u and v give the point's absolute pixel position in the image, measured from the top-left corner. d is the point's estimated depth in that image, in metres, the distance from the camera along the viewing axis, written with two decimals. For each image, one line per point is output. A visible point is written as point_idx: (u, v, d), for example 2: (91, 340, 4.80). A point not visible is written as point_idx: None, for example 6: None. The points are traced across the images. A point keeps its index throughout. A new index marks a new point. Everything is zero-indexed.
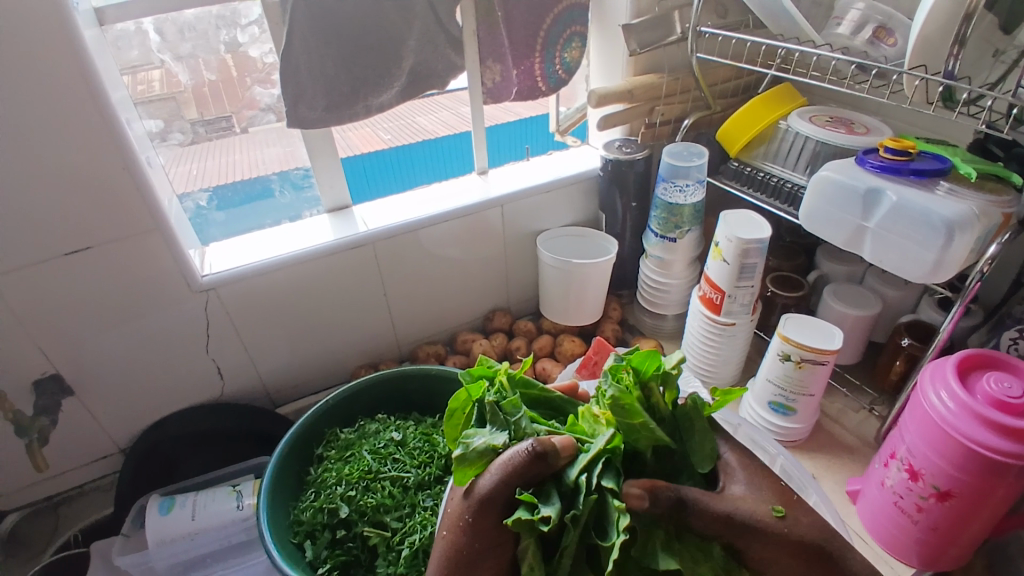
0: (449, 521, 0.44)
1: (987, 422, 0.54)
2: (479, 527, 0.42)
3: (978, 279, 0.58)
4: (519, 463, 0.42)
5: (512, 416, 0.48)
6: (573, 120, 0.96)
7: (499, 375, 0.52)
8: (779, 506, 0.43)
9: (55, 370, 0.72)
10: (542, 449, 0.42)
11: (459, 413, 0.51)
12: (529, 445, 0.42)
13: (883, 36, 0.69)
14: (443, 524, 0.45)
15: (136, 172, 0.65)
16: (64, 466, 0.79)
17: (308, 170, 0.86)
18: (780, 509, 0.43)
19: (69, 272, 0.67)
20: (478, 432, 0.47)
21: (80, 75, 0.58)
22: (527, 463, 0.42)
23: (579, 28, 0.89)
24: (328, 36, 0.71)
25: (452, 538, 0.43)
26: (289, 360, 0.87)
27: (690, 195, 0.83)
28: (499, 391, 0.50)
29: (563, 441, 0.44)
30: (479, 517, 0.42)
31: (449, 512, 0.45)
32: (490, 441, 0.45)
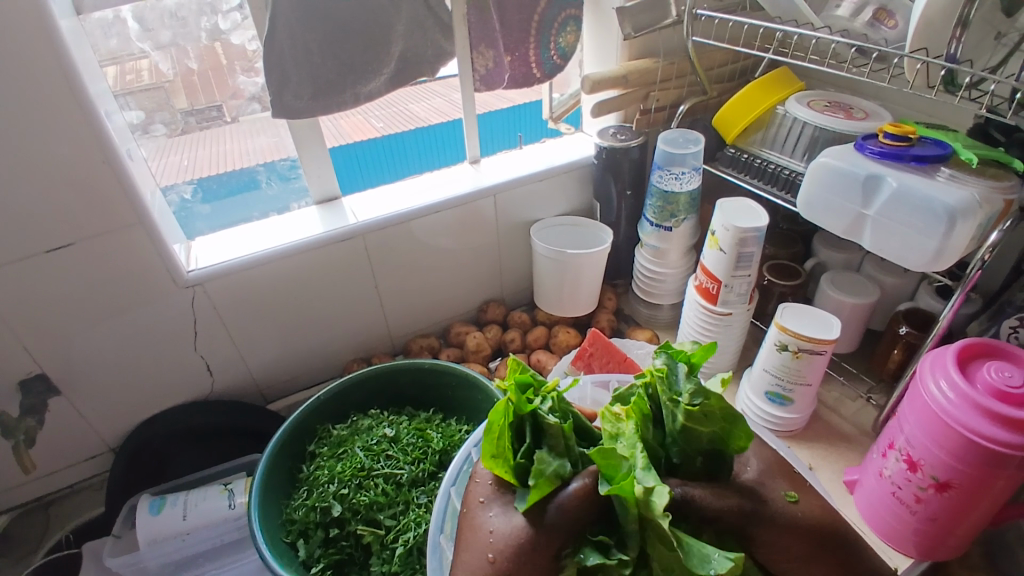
0: (501, 548, 0.42)
1: (986, 413, 0.54)
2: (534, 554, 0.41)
3: (979, 267, 0.57)
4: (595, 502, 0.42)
5: (573, 442, 0.47)
6: (567, 106, 0.95)
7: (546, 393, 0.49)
8: (790, 491, 0.44)
9: (40, 369, 0.70)
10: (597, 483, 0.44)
11: (496, 425, 0.47)
12: (590, 478, 0.44)
13: (884, 18, 0.67)
14: (490, 547, 0.42)
15: (116, 166, 0.63)
16: (53, 466, 0.78)
17: (295, 160, 0.83)
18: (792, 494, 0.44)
19: (52, 269, 0.65)
20: (545, 455, 0.45)
21: (53, 64, 0.56)
22: (596, 496, 0.43)
23: (575, 12, 0.86)
24: (314, 22, 0.69)
25: (501, 564, 0.41)
26: (280, 353, 0.85)
27: (686, 183, 0.81)
28: (554, 410, 0.48)
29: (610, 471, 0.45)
30: (545, 549, 0.41)
31: (495, 533, 0.43)
32: (559, 467, 0.44)
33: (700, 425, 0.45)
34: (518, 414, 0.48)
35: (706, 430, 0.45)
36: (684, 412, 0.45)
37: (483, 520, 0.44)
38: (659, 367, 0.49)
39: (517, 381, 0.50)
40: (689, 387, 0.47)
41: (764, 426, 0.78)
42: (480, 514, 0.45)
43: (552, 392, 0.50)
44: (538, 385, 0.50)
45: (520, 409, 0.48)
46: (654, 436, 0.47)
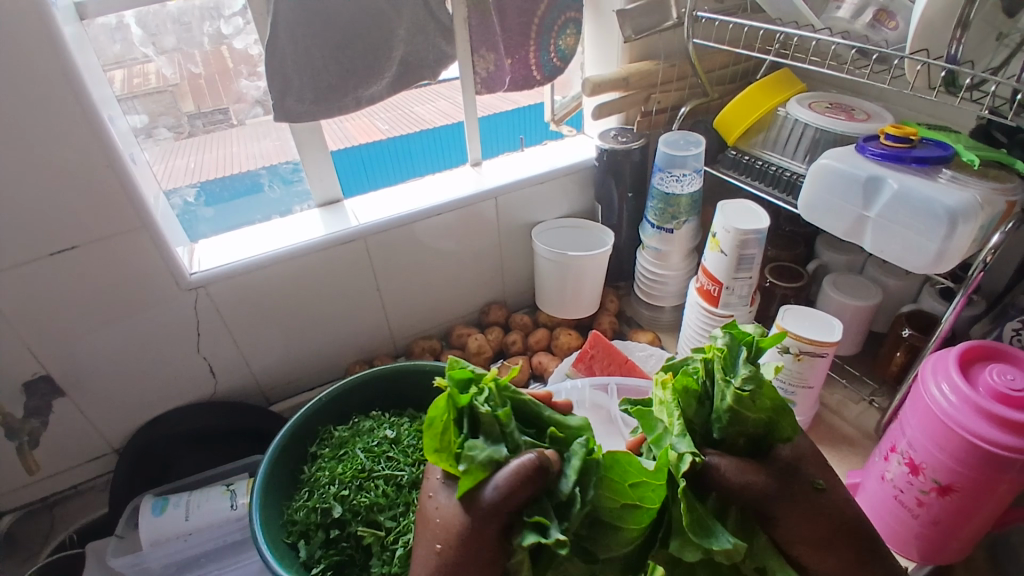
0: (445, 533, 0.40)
1: (988, 415, 0.53)
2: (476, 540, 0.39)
3: (981, 269, 0.56)
4: (526, 477, 0.38)
5: (509, 428, 0.42)
6: (568, 109, 0.96)
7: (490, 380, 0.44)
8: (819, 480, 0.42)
9: (45, 371, 0.71)
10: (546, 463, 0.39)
11: (439, 419, 0.42)
12: (532, 456, 0.39)
13: (884, 19, 0.67)
14: (436, 535, 0.41)
15: (120, 169, 0.63)
16: (57, 467, 0.78)
17: (298, 163, 0.84)
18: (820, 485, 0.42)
19: (57, 271, 0.66)
20: (477, 442, 0.40)
21: (58, 69, 0.57)
22: (534, 478, 0.38)
23: (575, 15, 0.86)
24: (315, 27, 0.69)
25: (445, 548, 0.40)
26: (282, 355, 0.86)
27: (687, 185, 0.81)
28: (491, 400, 0.43)
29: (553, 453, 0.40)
30: (483, 528, 0.39)
31: (441, 518, 0.41)
32: (491, 453, 0.40)
33: (750, 408, 0.42)
34: (456, 406, 0.43)
35: (755, 415, 0.42)
36: (732, 393, 0.42)
37: (430, 509, 0.42)
38: (721, 347, 0.46)
39: (454, 375, 0.44)
40: (745, 371, 0.43)
41: None
42: (430, 500, 0.43)
43: (490, 379, 0.44)
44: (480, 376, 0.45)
45: (456, 402, 0.42)
46: (700, 413, 0.45)
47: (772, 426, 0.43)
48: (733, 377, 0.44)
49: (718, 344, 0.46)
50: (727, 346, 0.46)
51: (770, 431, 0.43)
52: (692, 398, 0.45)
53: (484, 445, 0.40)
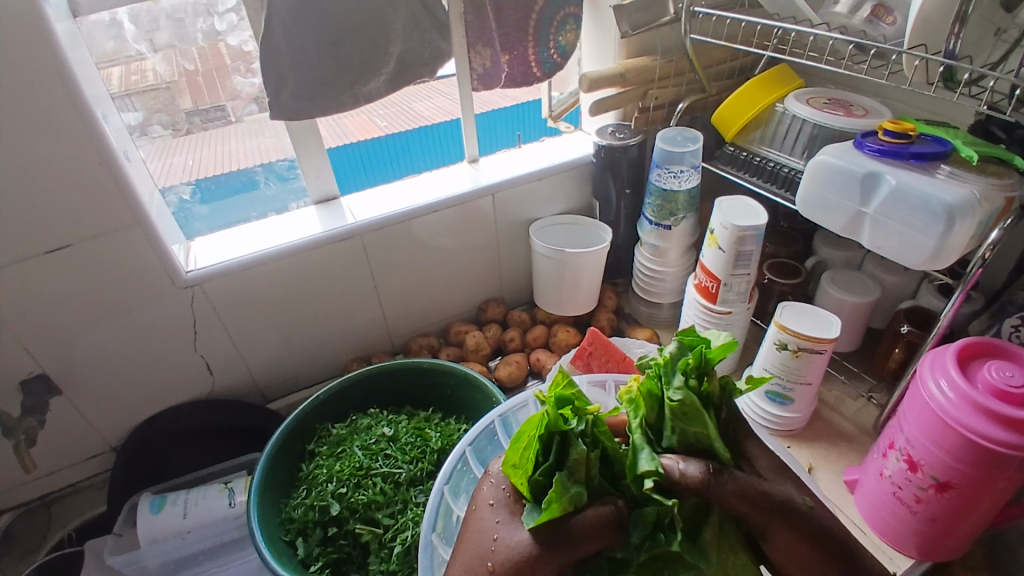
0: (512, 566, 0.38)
1: (986, 412, 0.53)
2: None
3: (979, 265, 0.56)
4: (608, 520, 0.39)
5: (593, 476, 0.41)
6: (567, 105, 0.93)
7: (587, 412, 0.43)
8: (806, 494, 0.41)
9: (41, 369, 0.71)
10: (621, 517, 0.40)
11: (527, 436, 0.42)
12: (611, 508, 0.40)
13: (881, 15, 0.67)
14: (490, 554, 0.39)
15: (115, 167, 0.63)
16: (55, 466, 0.78)
17: (294, 160, 0.83)
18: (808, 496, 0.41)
19: (52, 269, 0.66)
20: (564, 477, 0.40)
21: (50, 67, 0.56)
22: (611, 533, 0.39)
23: (573, 10, 0.85)
24: (311, 24, 0.69)
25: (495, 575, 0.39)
26: (280, 353, 0.86)
27: (684, 181, 0.81)
28: (587, 436, 0.42)
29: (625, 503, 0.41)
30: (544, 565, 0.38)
31: (500, 540, 0.40)
32: (577, 493, 0.39)
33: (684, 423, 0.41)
34: (548, 429, 0.42)
35: (693, 429, 0.41)
36: (664, 406, 0.41)
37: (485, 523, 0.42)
38: (664, 355, 0.44)
39: (560, 395, 0.43)
40: (680, 380, 0.42)
41: (765, 425, 0.78)
42: (487, 516, 0.42)
43: (591, 410, 0.43)
44: (581, 403, 0.43)
45: (553, 426, 0.41)
46: (654, 419, 0.43)
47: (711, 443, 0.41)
48: (668, 386, 0.42)
49: (664, 353, 0.44)
50: (674, 354, 0.44)
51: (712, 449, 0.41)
52: (649, 408, 0.43)
53: (570, 481, 0.40)
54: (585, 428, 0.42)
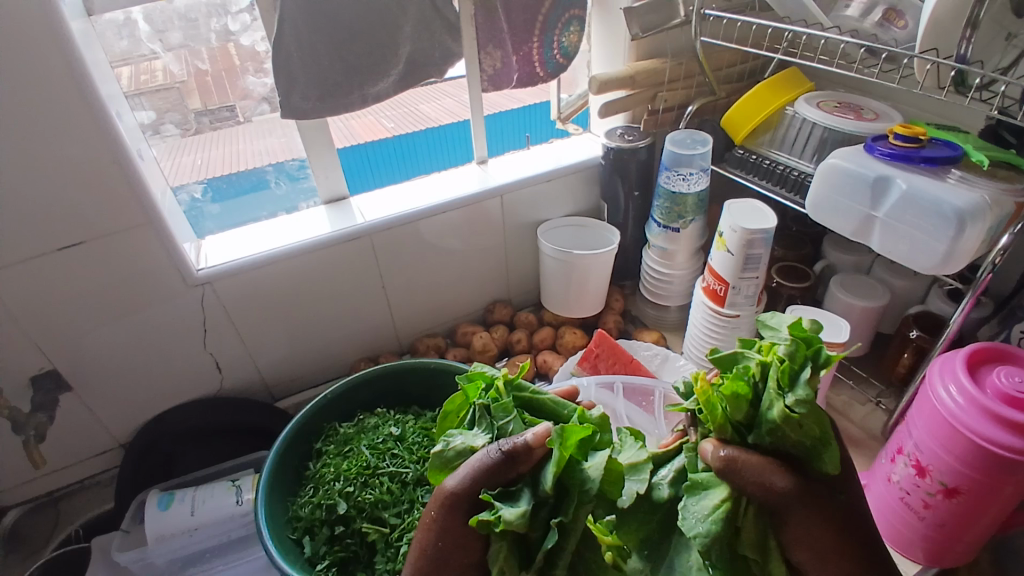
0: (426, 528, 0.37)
1: (996, 418, 0.53)
2: (444, 531, 0.36)
3: (990, 270, 0.56)
4: (486, 461, 0.36)
5: (499, 420, 0.41)
6: (575, 107, 0.93)
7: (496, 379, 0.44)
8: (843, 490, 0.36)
9: (52, 366, 0.71)
10: (512, 450, 0.36)
11: (454, 414, 0.46)
12: (494, 448, 0.36)
13: (893, 18, 0.67)
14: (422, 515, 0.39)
15: (126, 166, 0.64)
16: (63, 463, 0.79)
17: (304, 161, 0.84)
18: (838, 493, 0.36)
19: (64, 267, 0.66)
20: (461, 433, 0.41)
21: (65, 65, 0.57)
22: (496, 467, 0.36)
23: (577, 12, 0.86)
24: (322, 24, 0.69)
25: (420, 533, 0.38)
26: (288, 352, 0.86)
27: (693, 184, 0.81)
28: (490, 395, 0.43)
29: (537, 434, 0.36)
30: (442, 512, 0.36)
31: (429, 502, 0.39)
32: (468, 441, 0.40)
33: (793, 432, 0.33)
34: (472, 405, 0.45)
35: (797, 439, 0.33)
36: (778, 412, 0.33)
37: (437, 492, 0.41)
38: (781, 356, 0.35)
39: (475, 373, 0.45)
40: (802, 391, 0.34)
41: None
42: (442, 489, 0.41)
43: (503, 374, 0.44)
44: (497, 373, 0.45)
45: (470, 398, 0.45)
46: (742, 418, 0.35)
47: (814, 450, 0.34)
48: (784, 393, 0.34)
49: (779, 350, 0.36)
50: (790, 352, 0.36)
51: (811, 457, 0.34)
52: (738, 406, 0.35)
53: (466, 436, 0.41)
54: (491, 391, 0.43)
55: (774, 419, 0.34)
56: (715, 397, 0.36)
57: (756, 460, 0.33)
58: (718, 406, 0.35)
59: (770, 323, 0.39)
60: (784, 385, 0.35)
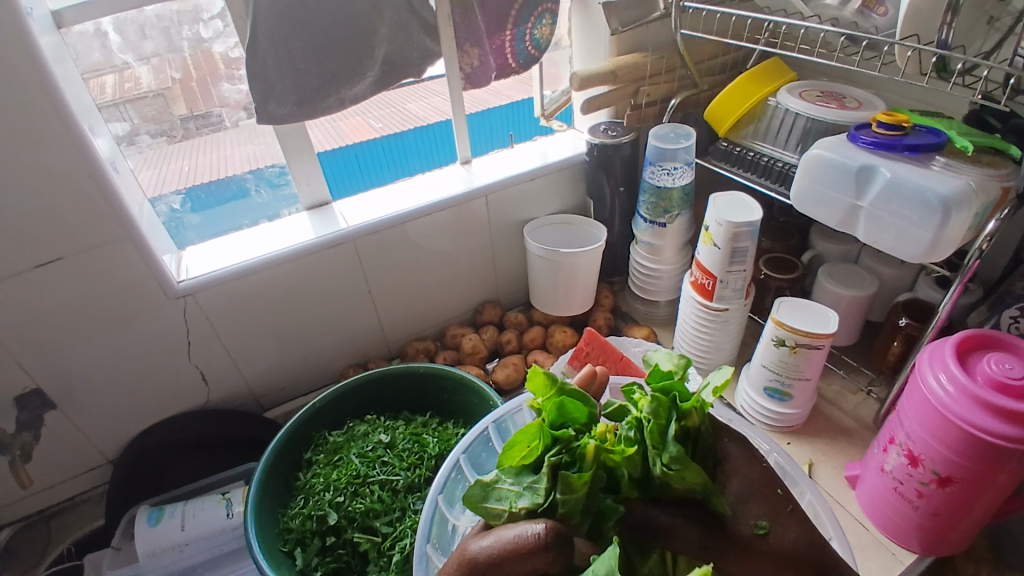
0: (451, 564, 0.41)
1: (987, 406, 0.53)
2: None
3: (977, 257, 0.56)
4: (515, 549, 0.38)
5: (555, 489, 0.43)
6: (559, 104, 0.94)
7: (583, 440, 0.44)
8: (761, 521, 0.42)
9: (35, 385, 0.70)
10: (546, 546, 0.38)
11: (522, 444, 0.46)
12: (539, 531, 0.38)
13: (873, 5, 0.66)
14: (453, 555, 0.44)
15: (101, 180, 0.62)
16: (51, 480, 0.78)
17: (283, 167, 0.83)
18: (763, 525, 0.41)
19: (42, 284, 0.65)
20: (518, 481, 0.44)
21: (34, 79, 0.55)
22: (522, 560, 0.38)
23: (549, 6, 0.84)
24: (295, 28, 0.68)
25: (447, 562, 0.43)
26: (276, 361, 0.85)
27: (678, 179, 0.80)
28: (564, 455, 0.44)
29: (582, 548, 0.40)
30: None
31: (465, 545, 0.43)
32: (518, 496, 0.43)
33: (679, 483, 0.42)
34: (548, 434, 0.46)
35: (685, 488, 0.42)
36: (659, 469, 0.42)
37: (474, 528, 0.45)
38: (648, 416, 0.44)
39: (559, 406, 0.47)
40: (675, 449, 0.42)
41: (763, 422, 0.77)
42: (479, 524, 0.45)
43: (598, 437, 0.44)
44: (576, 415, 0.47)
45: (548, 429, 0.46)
46: (637, 472, 0.43)
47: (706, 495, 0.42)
48: (663, 452, 0.42)
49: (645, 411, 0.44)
50: (653, 412, 0.44)
51: (703, 499, 0.42)
52: (632, 464, 0.43)
53: (523, 491, 0.43)
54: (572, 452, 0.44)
55: (659, 475, 0.42)
56: (611, 461, 0.44)
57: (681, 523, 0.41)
58: (618, 471, 0.43)
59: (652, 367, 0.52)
60: (654, 441, 0.43)
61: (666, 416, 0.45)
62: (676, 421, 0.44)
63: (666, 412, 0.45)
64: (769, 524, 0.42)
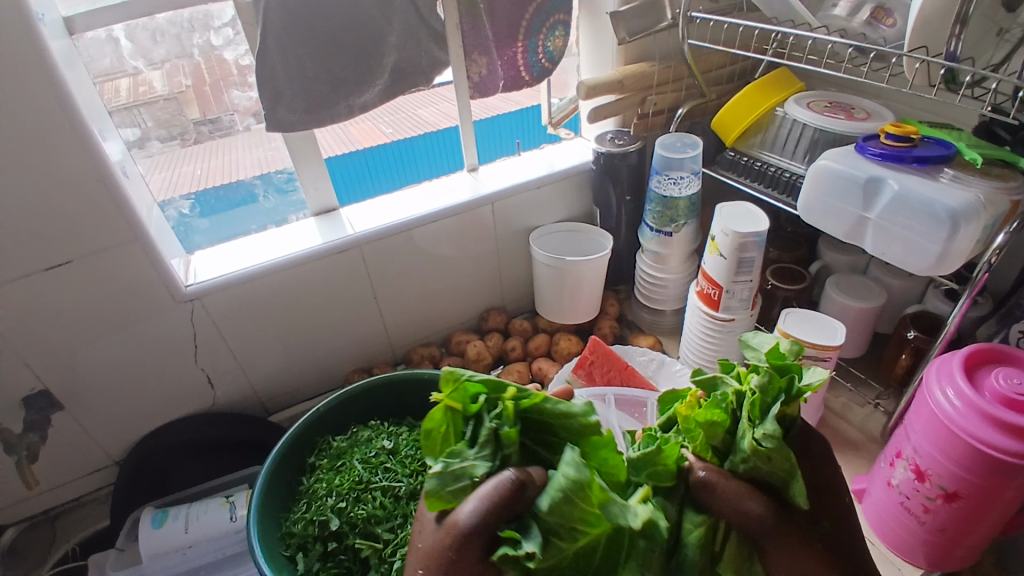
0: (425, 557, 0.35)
1: (995, 421, 0.52)
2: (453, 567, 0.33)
3: (985, 270, 0.55)
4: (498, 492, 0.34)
5: (506, 448, 0.38)
6: (567, 112, 0.92)
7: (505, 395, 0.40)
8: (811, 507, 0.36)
9: (43, 386, 0.71)
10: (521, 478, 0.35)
11: (437, 430, 0.41)
12: (507, 475, 0.35)
13: (881, 17, 0.66)
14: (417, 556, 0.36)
15: (111, 184, 0.63)
16: (56, 481, 0.78)
17: (291, 173, 0.84)
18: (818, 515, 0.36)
19: (52, 286, 0.66)
20: (461, 453, 0.38)
21: (47, 84, 0.56)
22: (510, 496, 0.34)
23: (563, 17, 0.85)
24: (304, 36, 0.69)
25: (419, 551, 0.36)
26: (282, 366, 0.86)
27: (685, 188, 0.80)
28: (499, 415, 0.39)
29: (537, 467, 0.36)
30: (461, 553, 0.33)
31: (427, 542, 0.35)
32: (471, 466, 0.37)
33: (766, 464, 0.36)
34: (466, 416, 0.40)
35: (768, 471, 0.36)
36: (749, 444, 0.37)
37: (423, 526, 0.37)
38: (754, 389, 0.40)
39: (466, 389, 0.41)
40: (772, 426, 0.37)
41: None
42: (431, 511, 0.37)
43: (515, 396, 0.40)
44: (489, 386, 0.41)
45: (467, 412, 0.40)
46: (720, 442, 0.40)
47: (786, 483, 0.36)
48: (758, 428, 0.37)
49: (756, 386, 0.40)
50: (761, 386, 0.40)
51: (784, 485, 0.36)
52: (715, 433, 0.40)
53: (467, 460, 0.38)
54: (500, 411, 0.40)
55: (747, 450, 0.37)
56: (695, 423, 0.40)
57: (731, 486, 0.36)
58: (696, 433, 0.40)
59: (752, 343, 0.45)
60: (751, 416, 0.39)
61: (766, 396, 0.39)
62: (783, 403, 0.39)
63: (769, 395, 0.40)
64: (830, 526, 0.37)
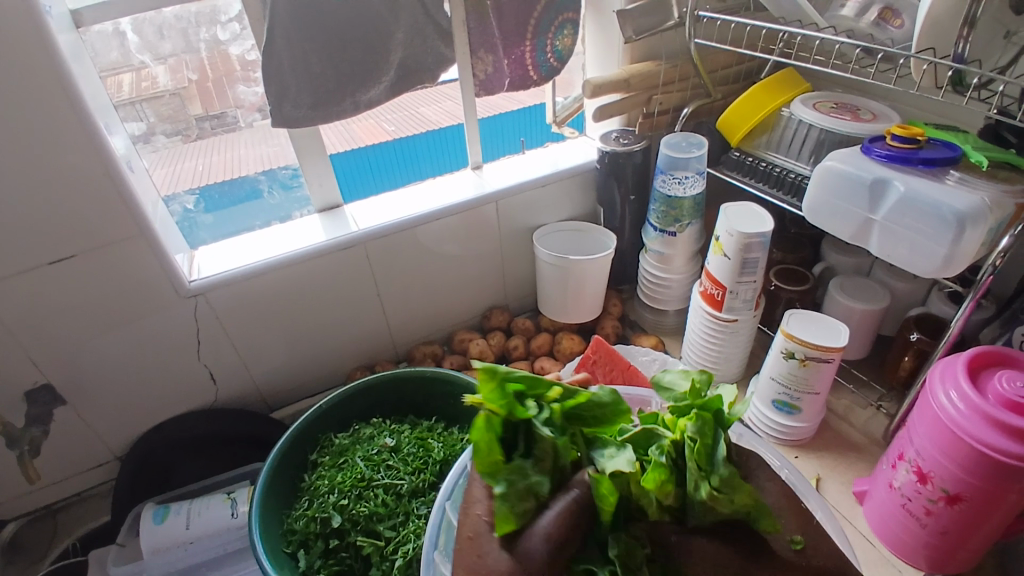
0: None
1: (999, 425, 0.52)
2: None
3: (990, 273, 0.55)
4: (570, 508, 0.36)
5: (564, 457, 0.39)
6: (571, 110, 0.93)
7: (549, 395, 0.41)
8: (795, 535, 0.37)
9: (46, 380, 0.71)
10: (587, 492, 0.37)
11: (483, 441, 0.38)
12: (574, 492, 0.37)
13: (889, 17, 0.66)
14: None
15: (117, 179, 0.63)
16: (59, 475, 0.79)
17: (296, 169, 0.83)
18: (797, 539, 0.37)
19: (57, 281, 0.66)
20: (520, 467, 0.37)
21: (54, 79, 0.56)
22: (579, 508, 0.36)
23: (571, 15, 0.85)
24: (311, 32, 0.68)
25: None
26: (284, 362, 0.86)
27: (690, 188, 0.80)
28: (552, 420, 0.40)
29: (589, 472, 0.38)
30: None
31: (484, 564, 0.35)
32: (535, 484, 0.37)
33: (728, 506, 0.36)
34: (511, 420, 0.40)
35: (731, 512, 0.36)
36: (706, 494, 0.36)
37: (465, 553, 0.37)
38: (694, 438, 0.38)
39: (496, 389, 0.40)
40: (724, 471, 0.37)
41: (770, 435, 0.77)
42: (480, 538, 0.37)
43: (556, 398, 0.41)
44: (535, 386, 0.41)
45: (512, 417, 0.39)
46: (671, 501, 0.38)
47: (748, 520, 0.37)
48: (711, 475, 0.37)
49: (693, 432, 0.38)
50: (695, 430, 0.39)
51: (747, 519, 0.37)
52: (666, 493, 0.37)
53: (533, 475, 0.37)
54: (550, 414, 0.40)
55: (703, 500, 0.36)
56: (643, 489, 0.37)
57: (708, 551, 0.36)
58: (645, 499, 0.37)
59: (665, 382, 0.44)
60: (697, 464, 0.37)
61: (708, 434, 0.39)
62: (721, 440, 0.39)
63: (710, 433, 0.39)
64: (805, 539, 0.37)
